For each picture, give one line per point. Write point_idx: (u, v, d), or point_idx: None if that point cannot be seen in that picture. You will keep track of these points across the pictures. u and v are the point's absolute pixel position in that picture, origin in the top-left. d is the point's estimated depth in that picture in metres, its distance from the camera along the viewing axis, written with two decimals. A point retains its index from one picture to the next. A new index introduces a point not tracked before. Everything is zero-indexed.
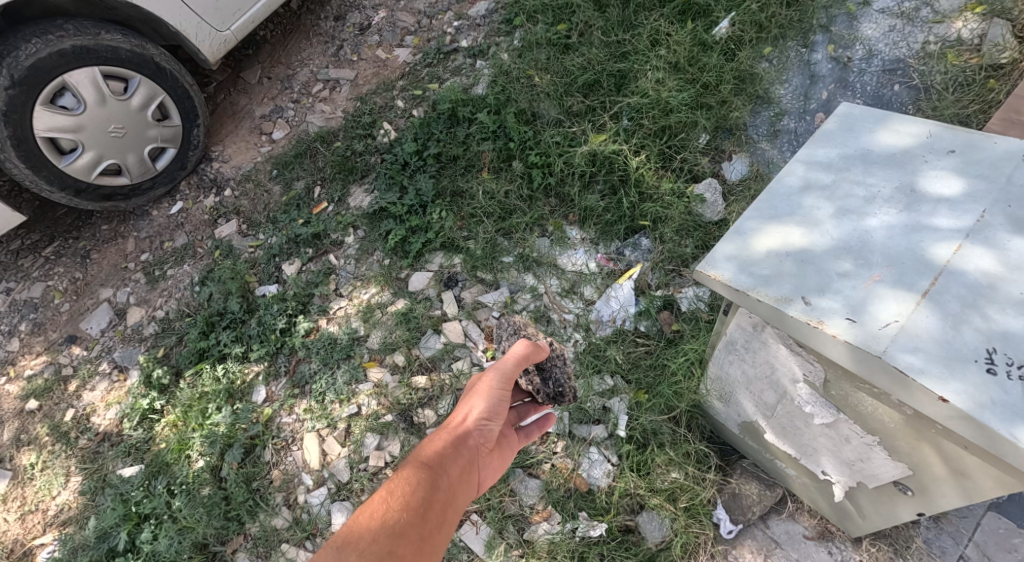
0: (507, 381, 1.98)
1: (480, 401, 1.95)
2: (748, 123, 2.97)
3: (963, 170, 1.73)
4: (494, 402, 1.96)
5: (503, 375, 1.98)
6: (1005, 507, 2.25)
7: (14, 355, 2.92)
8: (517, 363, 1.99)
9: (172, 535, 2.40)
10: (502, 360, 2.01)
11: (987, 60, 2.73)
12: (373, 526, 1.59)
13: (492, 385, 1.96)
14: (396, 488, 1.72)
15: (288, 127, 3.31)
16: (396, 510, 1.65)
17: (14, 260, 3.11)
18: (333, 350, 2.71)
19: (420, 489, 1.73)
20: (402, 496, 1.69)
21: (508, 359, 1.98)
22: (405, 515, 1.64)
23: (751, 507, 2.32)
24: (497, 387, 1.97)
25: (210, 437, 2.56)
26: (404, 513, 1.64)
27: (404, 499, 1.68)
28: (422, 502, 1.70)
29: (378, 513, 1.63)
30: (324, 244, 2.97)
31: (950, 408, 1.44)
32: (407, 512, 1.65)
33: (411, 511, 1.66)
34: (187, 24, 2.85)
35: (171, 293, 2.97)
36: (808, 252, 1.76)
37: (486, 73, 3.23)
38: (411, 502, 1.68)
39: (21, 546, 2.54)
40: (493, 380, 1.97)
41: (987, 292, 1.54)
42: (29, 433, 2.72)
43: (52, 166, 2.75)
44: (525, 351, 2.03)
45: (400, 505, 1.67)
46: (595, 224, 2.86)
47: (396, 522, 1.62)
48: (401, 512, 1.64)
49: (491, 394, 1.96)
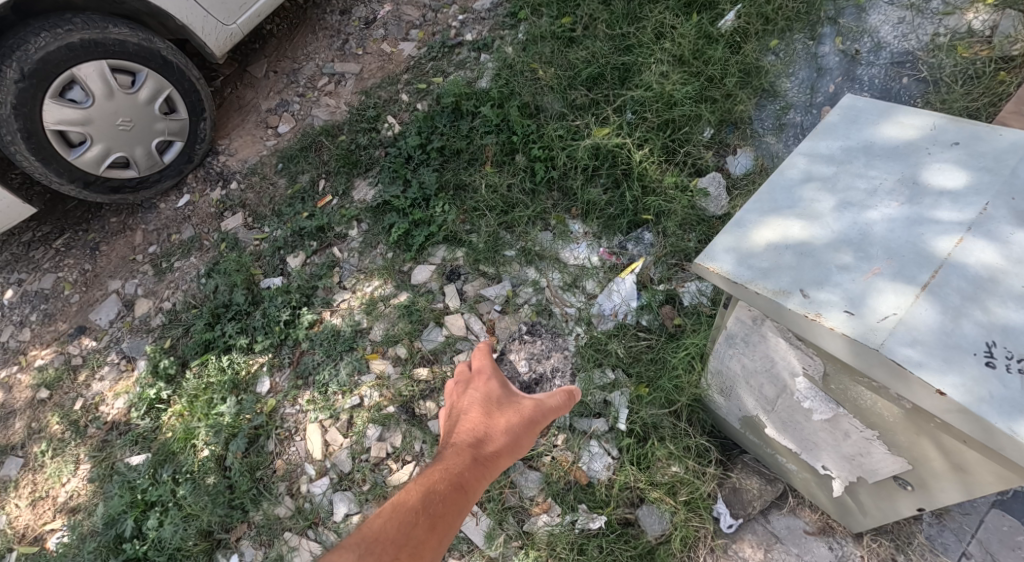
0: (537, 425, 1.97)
1: (519, 435, 1.94)
2: (753, 117, 2.95)
3: (967, 162, 1.71)
4: (529, 435, 1.97)
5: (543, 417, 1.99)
6: (1009, 504, 2.23)
7: (25, 344, 2.98)
8: (556, 411, 2.01)
9: (177, 522, 2.44)
10: (547, 398, 2.02)
11: (997, 52, 2.69)
12: (399, 541, 1.60)
13: (534, 423, 1.97)
14: (428, 502, 1.71)
15: (293, 121, 3.33)
16: (424, 530, 1.65)
17: (26, 252, 3.17)
18: (336, 342, 2.73)
19: (449, 508, 1.73)
20: (432, 514, 1.69)
21: (553, 405, 1.99)
22: (429, 536, 1.65)
23: (751, 502, 2.32)
24: (539, 425, 1.98)
25: (215, 427, 2.59)
26: (430, 533, 1.65)
27: (433, 517, 1.68)
28: (448, 524, 1.70)
29: (406, 526, 1.64)
30: (329, 237, 2.99)
31: (948, 402, 1.43)
32: (432, 534, 1.66)
33: (436, 530, 1.67)
34: (193, 17, 2.87)
35: (177, 286, 3.00)
36: (807, 245, 1.75)
37: (490, 67, 3.22)
38: (438, 522, 1.68)
39: (31, 531, 2.60)
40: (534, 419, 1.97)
41: (989, 285, 1.52)
42: (40, 422, 2.78)
43: (61, 159, 2.79)
44: (565, 400, 2.02)
45: (429, 521, 1.67)
46: (597, 218, 2.86)
47: (418, 541, 1.62)
48: (427, 533, 1.65)
49: (533, 428, 1.97)
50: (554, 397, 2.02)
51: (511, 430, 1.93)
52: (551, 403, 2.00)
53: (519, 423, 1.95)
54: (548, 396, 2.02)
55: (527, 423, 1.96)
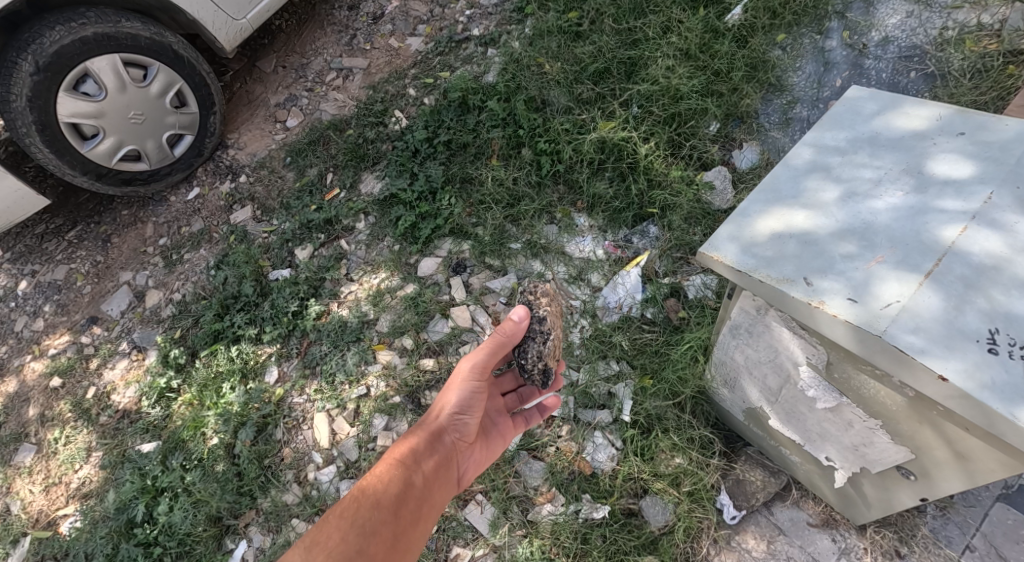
0: (481, 372, 2.00)
1: (459, 393, 2.02)
2: (760, 111, 2.95)
3: (972, 152, 1.72)
4: (466, 392, 2.02)
5: (482, 365, 2.01)
6: (1013, 497, 2.23)
7: (39, 334, 3.04)
8: (492, 352, 1.99)
9: (187, 508, 2.48)
10: (475, 351, 2.02)
11: (1006, 46, 2.68)
12: (345, 526, 1.66)
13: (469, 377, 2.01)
14: (368, 487, 1.78)
15: (302, 115, 3.36)
16: (367, 509, 1.72)
17: (39, 243, 3.23)
18: (344, 333, 2.76)
19: (393, 486, 1.81)
20: (373, 495, 1.76)
21: (479, 349, 2.00)
22: (378, 513, 1.72)
23: (755, 494, 2.33)
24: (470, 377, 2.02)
25: (224, 415, 2.63)
26: (375, 510, 1.72)
27: (377, 498, 1.76)
28: (394, 500, 1.77)
29: (350, 511, 1.70)
30: (336, 230, 3.02)
31: (949, 387, 1.44)
32: (378, 511, 1.72)
33: (383, 507, 1.74)
34: (204, 12, 2.90)
35: (187, 277, 3.04)
36: (812, 233, 1.76)
37: (497, 61, 3.25)
38: (383, 500, 1.76)
39: (45, 517, 2.64)
40: (473, 371, 2.01)
41: (992, 273, 1.53)
42: (53, 409, 2.83)
43: (74, 151, 2.84)
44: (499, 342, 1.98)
45: (373, 501, 1.75)
46: (604, 212, 2.87)
47: (367, 520, 1.69)
48: (372, 511, 1.72)
49: (466, 385, 2.03)
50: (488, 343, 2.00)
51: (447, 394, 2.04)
52: (478, 349, 2.01)
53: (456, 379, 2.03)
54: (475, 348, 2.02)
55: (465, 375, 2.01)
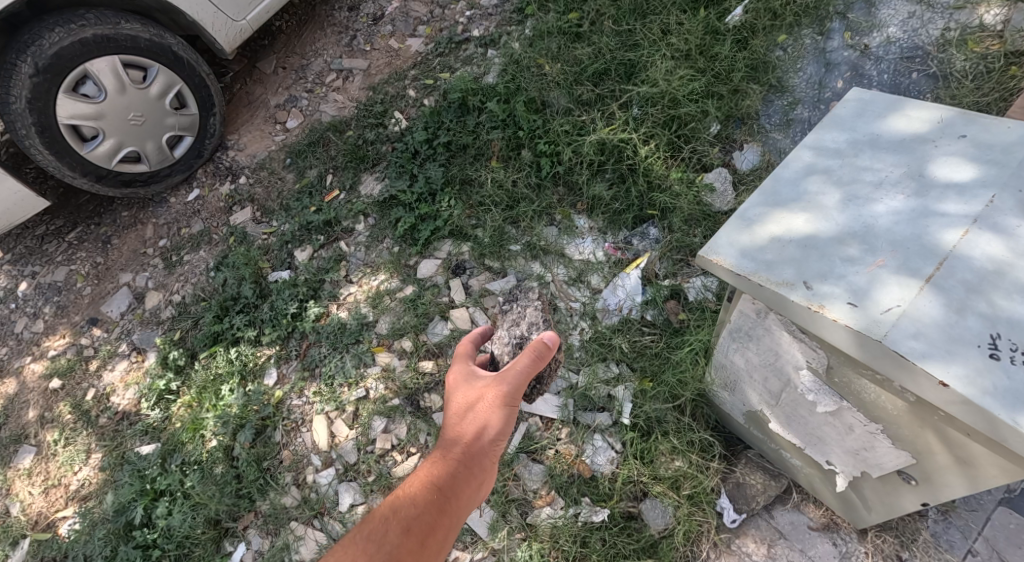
0: (518, 395, 1.88)
1: (499, 417, 1.87)
2: (761, 112, 2.94)
3: (973, 155, 1.70)
4: (505, 417, 1.87)
5: (518, 388, 1.88)
6: (1015, 501, 2.21)
7: (38, 336, 3.04)
8: (528, 374, 1.90)
9: (185, 511, 2.48)
10: (513, 370, 1.90)
11: (1009, 47, 2.66)
12: (371, 550, 1.55)
13: (508, 400, 1.87)
14: (399, 509, 1.67)
15: (302, 116, 3.36)
16: (398, 535, 1.60)
17: (40, 245, 3.23)
18: (343, 334, 2.76)
19: (426, 513, 1.67)
20: (407, 518, 1.64)
21: (521, 370, 1.88)
22: (407, 541, 1.59)
23: (755, 497, 2.32)
24: (508, 400, 1.87)
25: (222, 417, 2.63)
26: (405, 536, 1.60)
27: (407, 523, 1.63)
28: (426, 527, 1.64)
29: (378, 534, 1.59)
30: (335, 231, 3.02)
31: (951, 393, 1.43)
32: (406, 538, 1.59)
33: (413, 534, 1.61)
34: (204, 14, 2.90)
35: (187, 278, 3.04)
36: (813, 237, 1.74)
37: (497, 62, 3.25)
38: (414, 526, 1.63)
39: (44, 519, 2.64)
40: (511, 394, 1.87)
41: (994, 277, 1.52)
42: (52, 411, 2.83)
43: (74, 153, 2.84)
44: (534, 361, 1.90)
45: (403, 526, 1.62)
46: (603, 213, 2.87)
47: (395, 547, 1.57)
48: (401, 538, 1.59)
49: (504, 408, 1.87)
50: (525, 363, 1.90)
51: (483, 414, 1.87)
52: (516, 368, 1.89)
53: (497, 400, 1.87)
54: (516, 361, 1.90)
55: (507, 399, 1.87)
